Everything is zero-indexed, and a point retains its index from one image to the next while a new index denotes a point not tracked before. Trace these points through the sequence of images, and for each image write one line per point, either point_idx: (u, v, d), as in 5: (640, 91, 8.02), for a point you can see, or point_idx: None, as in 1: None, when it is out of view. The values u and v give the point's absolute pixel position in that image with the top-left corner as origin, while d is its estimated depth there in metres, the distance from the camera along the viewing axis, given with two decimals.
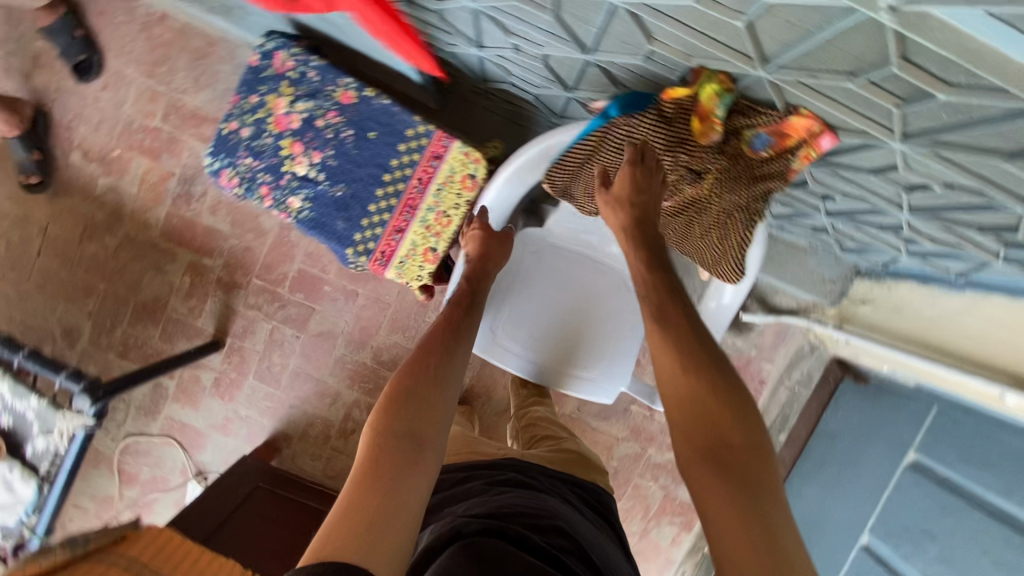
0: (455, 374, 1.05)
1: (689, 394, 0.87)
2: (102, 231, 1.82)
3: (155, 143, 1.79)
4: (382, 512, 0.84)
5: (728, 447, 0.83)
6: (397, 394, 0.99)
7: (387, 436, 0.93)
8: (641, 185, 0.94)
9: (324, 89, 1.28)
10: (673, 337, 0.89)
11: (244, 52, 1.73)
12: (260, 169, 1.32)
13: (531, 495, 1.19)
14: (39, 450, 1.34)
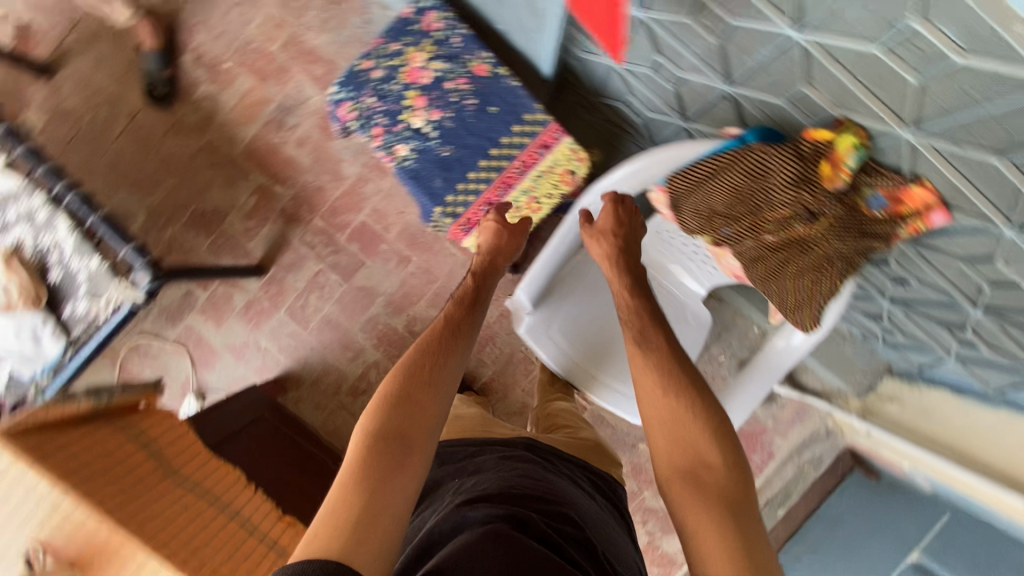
0: (449, 372, 1.05)
1: (666, 416, 0.92)
2: (187, 132, 1.86)
3: (265, 67, 1.84)
4: (363, 516, 0.83)
5: (705, 468, 0.87)
6: (387, 397, 0.99)
7: (370, 439, 0.93)
8: (621, 220, 1.16)
9: (462, 56, 1.35)
10: (653, 362, 0.96)
11: (377, 10, 1.82)
12: (380, 111, 1.37)
13: (540, 480, 1.21)
14: (77, 312, 1.32)
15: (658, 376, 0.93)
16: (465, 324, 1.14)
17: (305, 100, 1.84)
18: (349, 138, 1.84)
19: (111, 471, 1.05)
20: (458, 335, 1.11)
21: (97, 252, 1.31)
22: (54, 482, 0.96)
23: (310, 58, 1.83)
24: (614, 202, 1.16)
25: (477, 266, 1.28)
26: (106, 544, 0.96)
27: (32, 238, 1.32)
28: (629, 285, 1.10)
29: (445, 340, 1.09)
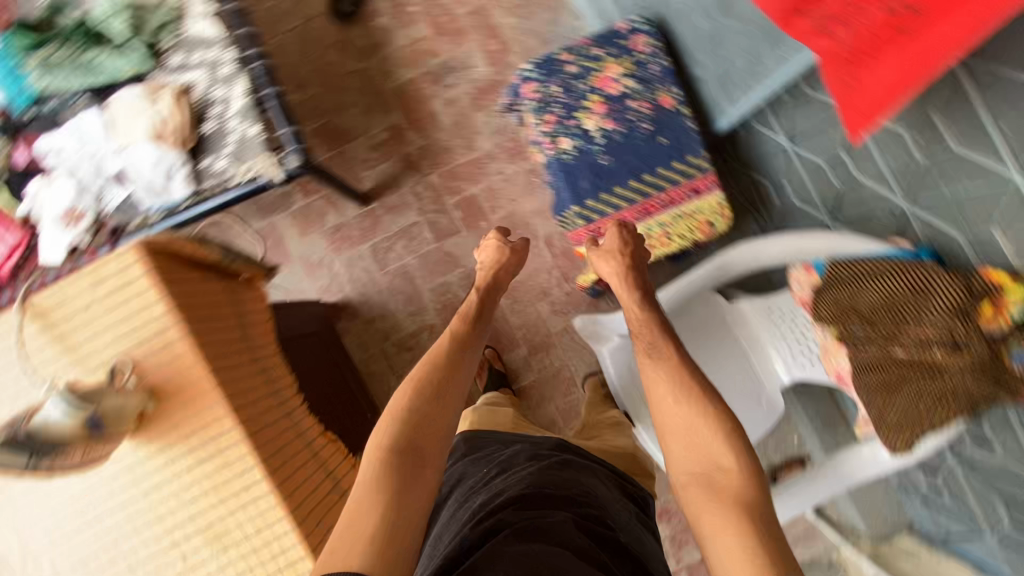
0: (454, 389, 1.14)
1: (673, 421, 0.95)
2: (350, 53, 1.92)
3: (445, 24, 1.91)
4: (385, 528, 0.91)
5: (720, 472, 0.89)
6: (399, 411, 1.07)
7: (383, 452, 1.00)
8: (626, 240, 1.23)
9: (655, 83, 1.40)
10: (659, 368, 1.01)
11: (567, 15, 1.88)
12: (560, 101, 1.41)
13: (570, 478, 1.19)
14: (214, 168, 1.34)
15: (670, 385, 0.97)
16: (464, 345, 1.22)
17: (469, 67, 1.90)
18: (494, 116, 1.89)
19: (210, 327, 1.01)
20: (460, 356, 1.19)
21: (260, 122, 1.35)
22: (170, 308, 0.96)
23: (489, 32, 1.90)
24: (617, 226, 1.25)
25: (482, 283, 1.37)
26: (193, 386, 0.96)
27: (207, 86, 1.36)
28: (636, 299, 1.16)
29: (450, 362, 1.17)
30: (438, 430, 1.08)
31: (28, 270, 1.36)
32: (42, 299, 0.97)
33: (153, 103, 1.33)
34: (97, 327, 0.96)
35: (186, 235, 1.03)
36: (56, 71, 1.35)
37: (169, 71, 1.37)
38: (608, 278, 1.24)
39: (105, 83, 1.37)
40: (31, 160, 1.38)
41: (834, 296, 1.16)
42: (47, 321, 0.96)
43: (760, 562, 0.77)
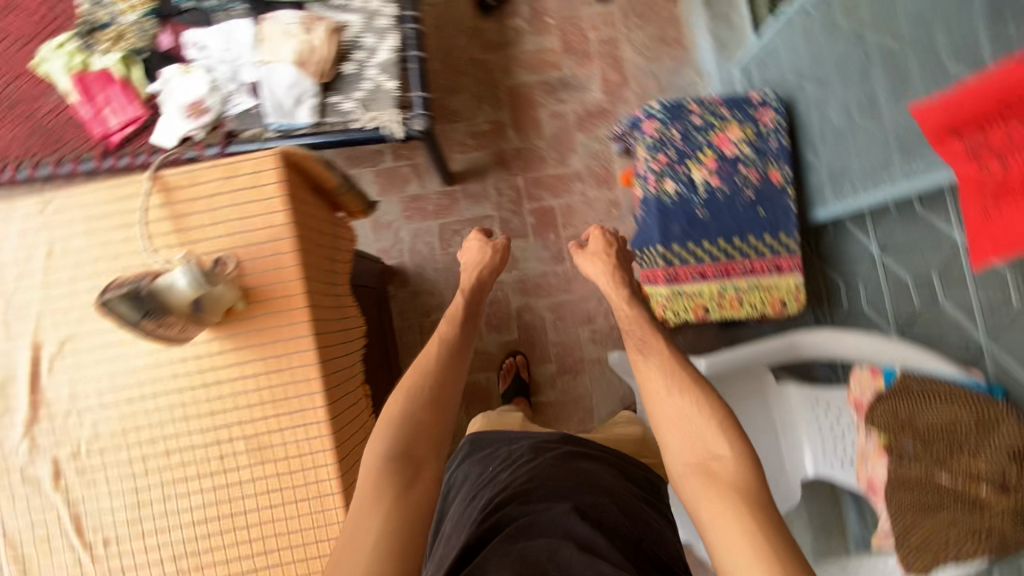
0: (444, 391, 1.10)
1: (668, 410, 1.01)
2: (478, 42, 1.98)
3: (575, 44, 1.98)
4: (388, 534, 0.88)
5: (715, 460, 0.94)
6: (392, 418, 1.04)
7: (381, 458, 0.97)
8: (609, 241, 1.33)
9: (768, 158, 1.46)
10: (653, 364, 1.08)
11: (689, 71, 1.95)
12: (676, 145, 1.46)
13: (577, 471, 1.15)
14: (341, 107, 1.39)
15: (666, 378, 1.04)
16: (451, 349, 1.18)
17: (584, 90, 1.97)
18: (593, 141, 1.96)
19: (313, 248, 1.03)
20: (445, 363, 1.14)
21: (398, 80, 1.40)
22: (288, 221, 0.98)
23: (613, 64, 1.97)
24: (600, 229, 1.35)
25: (467, 284, 1.32)
26: (282, 300, 0.97)
27: (360, 30, 1.41)
28: (624, 297, 1.24)
29: (436, 367, 1.13)
30: (439, 435, 1.05)
31: (136, 144, 1.39)
32: (171, 174, 1.00)
33: (305, 29, 1.37)
34: (212, 214, 0.98)
35: (324, 159, 1.07)
36: None
37: (329, 7, 1.42)
38: (598, 278, 1.31)
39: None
40: (176, 46, 1.44)
41: (895, 403, 1.17)
42: (170, 197, 0.99)
43: (759, 540, 0.81)
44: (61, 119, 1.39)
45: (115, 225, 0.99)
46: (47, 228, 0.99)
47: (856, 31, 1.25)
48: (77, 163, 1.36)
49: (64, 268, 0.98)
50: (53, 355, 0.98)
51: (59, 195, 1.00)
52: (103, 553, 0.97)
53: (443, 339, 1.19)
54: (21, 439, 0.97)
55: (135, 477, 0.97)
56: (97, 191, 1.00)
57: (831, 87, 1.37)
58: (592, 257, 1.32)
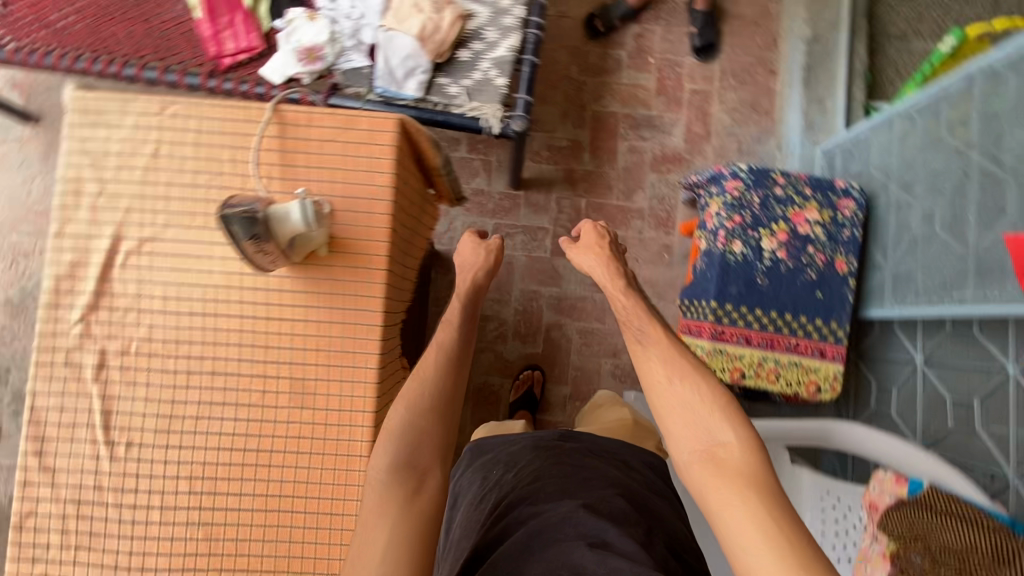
0: (447, 400, 0.98)
1: (671, 402, 0.99)
2: (578, 62, 2.02)
3: (669, 89, 2.03)
4: (393, 551, 0.83)
5: (720, 448, 0.93)
6: (393, 428, 0.94)
7: (383, 472, 0.90)
8: (603, 234, 1.30)
9: (837, 246, 1.48)
10: (654, 354, 1.06)
11: (770, 143, 2.00)
12: (753, 211, 1.49)
13: (584, 469, 1.12)
14: (447, 89, 1.42)
15: (669, 368, 1.02)
16: (453, 349, 1.05)
17: (666, 133, 2.01)
18: (662, 184, 1.99)
19: (402, 214, 1.04)
20: (444, 365, 1.01)
21: (509, 78, 1.43)
22: (390, 184, 1.00)
23: (700, 117, 2.02)
24: (592, 222, 1.32)
25: (462, 291, 1.16)
26: (364, 258, 0.99)
27: (485, 22, 1.44)
28: (620, 286, 1.21)
29: (435, 369, 1.01)
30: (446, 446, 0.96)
31: (241, 73, 1.42)
32: (291, 110, 1.01)
33: (435, 7, 1.40)
34: (323, 156, 1.00)
35: (435, 139, 1.09)
36: None
37: None
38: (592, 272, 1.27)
39: None
40: None
41: (915, 515, 1.15)
42: (286, 130, 1.00)
43: (774, 521, 0.82)
44: (181, 32, 1.43)
45: (224, 143, 1.00)
46: (158, 128, 1.00)
47: (958, 148, 1.28)
48: (182, 76, 1.38)
49: (164, 171, 0.99)
50: (130, 252, 0.98)
51: (178, 100, 1.01)
52: (124, 456, 0.95)
53: (439, 344, 1.04)
54: (76, 322, 0.97)
55: (176, 389, 0.96)
56: (216, 107, 1.01)
57: (916, 194, 1.40)
58: (588, 249, 1.28)
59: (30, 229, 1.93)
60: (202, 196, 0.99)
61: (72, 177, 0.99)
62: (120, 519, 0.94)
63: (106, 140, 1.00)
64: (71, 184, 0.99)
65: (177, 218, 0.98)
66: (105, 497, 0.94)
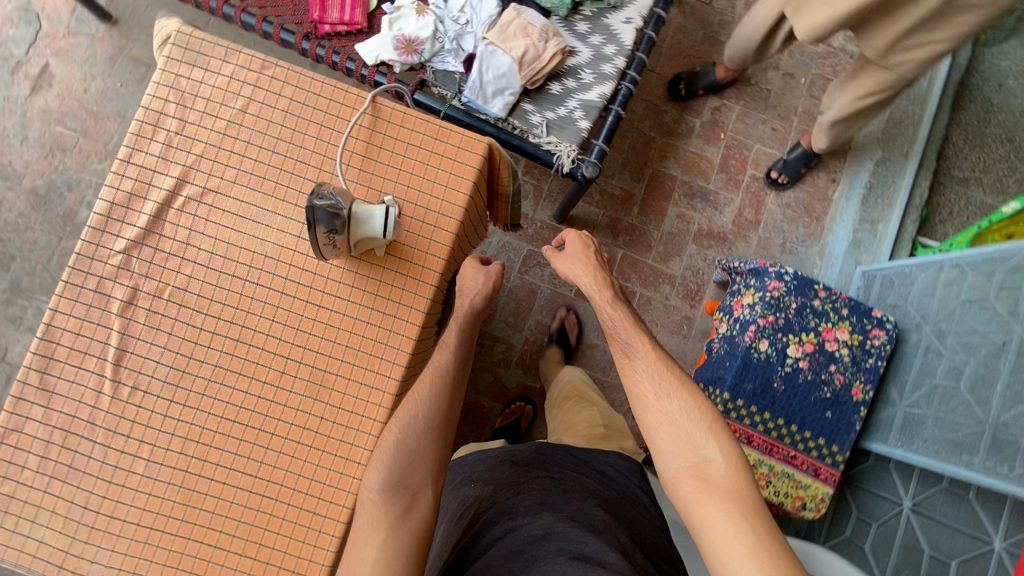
0: (439, 425, 0.98)
1: (656, 419, 1.03)
2: (651, 118, 2.05)
3: (732, 169, 2.04)
4: (381, 567, 0.87)
5: (706, 464, 0.96)
6: (387, 449, 0.93)
7: (375, 491, 0.91)
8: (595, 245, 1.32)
9: (858, 371, 1.49)
10: (640, 369, 1.08)
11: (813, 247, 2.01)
12: (787, 315, 1.49)
13: (563, 483, 1.13)
14: (529, 116, 1.43)
15: (655, 380, 1.06)
16: (451, 374, 1.02)
17: (717, 210, 2.02)
18: (700, 258, 2.00)
19: (462, 232, 1.03)
20: (439, 390, 0.99)
21: (592, 124, 1.43)
22: (459, 207, 1.00)
23: (752, 204, 2.03)
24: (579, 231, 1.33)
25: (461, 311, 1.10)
26: (416, 266, 0.98)
27: (584, 64, 1.45)
28: (607, 297, 1.21)
29: (431, 395, 0.98)
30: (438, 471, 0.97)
31: (335, 42, 1.42)
32: (387, 104, 1.01)
33: (542, 35, 1.40)
34: (405, 156, 0.99)
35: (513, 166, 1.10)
36: None
37: (571, 31, 1.46)
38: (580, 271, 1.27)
39: None
40: None
41: None
42: (378, 122, 0.99)
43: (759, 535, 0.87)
44: None
45: (314, 118, 0.99)
46: (254, 86, 0.99)
47: (1003, 317, 1.29)
48: (279, 32, 1.42)
49: (248, 129, 0.98)
50: (191, 198, 0.96)
51: (280, 64, 1.00)
52: (126, 398, 0.92)
53: (435, 372, 1.01)
54: (117, 252, 0.95)
55: (196, 346, 0.94)
56: (315, 81, 1.00)
57: (946, 344, 1.42)
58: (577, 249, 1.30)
59: (75, 125, 1.91)
60: (277, 163, 0.98)
61: (155, 109, 0.98)
62: (103, 460, 0.91)
63: (199, 83, 0.98)
64: (153, 116, 0.98)
65: (246, 177, 0.97)
66: (94, 435, 0.92)
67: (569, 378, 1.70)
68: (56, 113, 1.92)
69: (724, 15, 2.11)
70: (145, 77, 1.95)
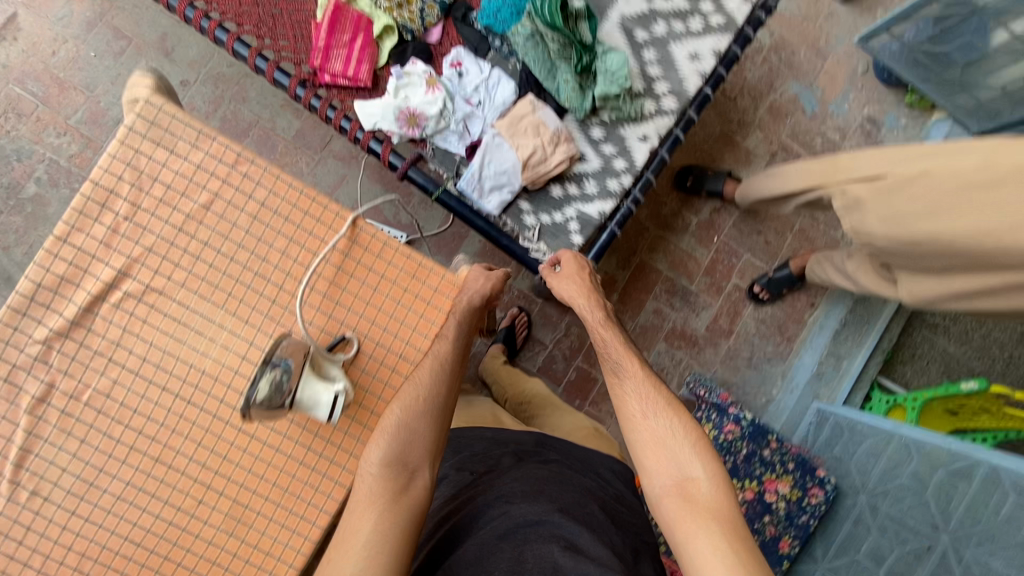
0: (442, 407, 0.93)
1: (641, 436, 1.01)
2: (650, 206, 2.01)
3: (718, 273, 2.03)
4: (376, 540, 0.82)
5: (689, 483, 0.94)
6: (387, 426, 0.89)
7: (375, 466, 0.87)
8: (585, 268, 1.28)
9: (790, 526, 1.51)
10: (628, 391, 1.06)
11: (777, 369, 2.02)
12: (734, 458, 1.56)
13: (561, 475, 1.07)
14: (524, 216, 1.37)
15: (642, 398, 1.05)
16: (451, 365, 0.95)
17: (693, 312, 2.01)
18: (666, 357, 1.99)
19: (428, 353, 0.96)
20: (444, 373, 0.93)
21: (585, 238, 1.38)
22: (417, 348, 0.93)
23: (729, 312, 2.03)
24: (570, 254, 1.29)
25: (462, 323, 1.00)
26: (370, 396, 0.93)
27: (591, 173, 1.38)
28: (599, 319, 1.17)
29: (436, 378, 0.92)
30: (437, 452, 0.92)
31: (334, 95, 1.32)
32: (367, 228, 0.93)
33: (554, 138, 1.33)
34: (377, 288, 0.92)
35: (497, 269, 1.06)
36: (529, 41, 1.29)
37: (584, 133, 1.38)
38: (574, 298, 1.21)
39: (543, 85, 1.35)
40: (440, 47, 1.37)
41: None
42: (354, 248, 0.91)
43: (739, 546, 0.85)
44: (292, 18, 1.32)
45: (285, 229, 0.90)
46: (222, 180, 0.89)
47: (934, 516, 1.32)
48: (273, 70, 1.29)
49: (208, 228, 0.89)
50: (130, 294, 0.87)
51: (258, 159, 0.90)
52: (23, 503, 0.84)
53: (435, 358, 0.92)
54: (36, 342, 0.85)
55: (109, 459, 0.85)
56: (293, 187, 0.91)
57: (878, 513, 1.46)
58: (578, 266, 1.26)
59: (35, 90, 1.74)
60: (234, 272, 0.89)
61: (106, 185, 0.87)
62: None
63: (161, 165, 0.88)
64: (102, 192, 0.87)
65: (195, 283, 0.88)
66: None
67: (535, 390, 1.68)
68: (17, 72, 1.73)
69: (744, 115, 2.07)
70: (123, 51, 1.77)
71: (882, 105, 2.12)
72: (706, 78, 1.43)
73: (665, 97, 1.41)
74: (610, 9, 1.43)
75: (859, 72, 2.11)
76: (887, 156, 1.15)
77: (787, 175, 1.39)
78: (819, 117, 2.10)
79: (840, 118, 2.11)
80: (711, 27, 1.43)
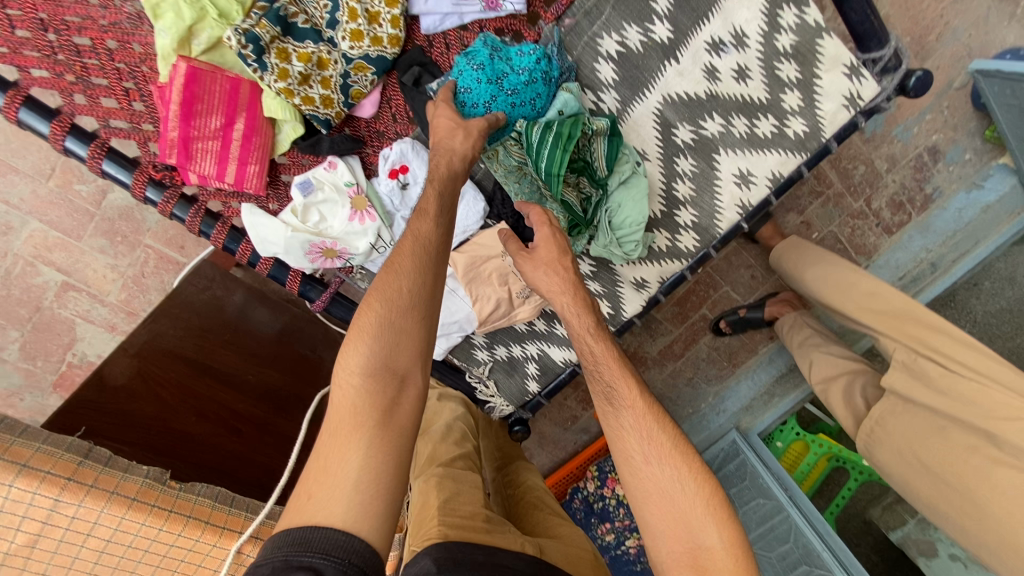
0: (435, 298, 0.67)
1: (648, 490, 0.68)
2: None
3: (687, 303, 1.69)
4: (367, 477, 0.58)
5: (705, 554, 0.64)
6: (368, 325, 0.65)
7: (357, 376, 0.62)
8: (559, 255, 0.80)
9: None
10: (628, 427, 0.71)
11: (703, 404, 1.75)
12: (609, 520, 1.53)
13: None
14: (474, 349, 1.14)
15: (642, 433, 0.70)
16: (439, 243, 0.70)
17: (649, 338, 1.74)
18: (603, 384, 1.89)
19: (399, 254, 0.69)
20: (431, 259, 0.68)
21: (543, 384, 1.17)
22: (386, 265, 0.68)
23: (685, 337, 1.72)
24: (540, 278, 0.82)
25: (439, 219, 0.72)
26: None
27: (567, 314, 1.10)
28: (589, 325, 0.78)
29: (423, 260, 0.68)
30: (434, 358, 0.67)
31: (210, 196, 0.88)
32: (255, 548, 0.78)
33: (524, 288, 1.00)
34: None
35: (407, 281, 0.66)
36: (513, 177, 0.87)
37: None
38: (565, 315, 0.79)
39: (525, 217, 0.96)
40: (376, 124, 0.88)
41: None
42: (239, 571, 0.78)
43: None
44: (116, 59, 0.79)
45: (146, 558, 0.72)
46: (43, 521, 0.65)
47: None
48: (99, 158, 0.81)
49: (42, 561, 0.67)
50: None
51: (88, 496, 0.67)
52: None
53: (421, 239, 0.69)
54: None
55: None
56: (146, 523, 0.70)
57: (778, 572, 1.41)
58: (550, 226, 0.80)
59: None
60: None
61: None
62: None
63: None
64: None
65: None
66: None
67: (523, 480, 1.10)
68: None
69: None
70: None
71: (956, 133, 1.56)
72: (749, 210, 1.01)
73: (684, 232, 1.03)
74: (652, 83, 0.93)
75: (955, 85, 1.53)
76: (977, 355, 0.94)
77: (845, 281, 1.14)
78: (875, 141, 1.57)
79: (899, 144, 1.57)
80: (783, 137, 0.96)
